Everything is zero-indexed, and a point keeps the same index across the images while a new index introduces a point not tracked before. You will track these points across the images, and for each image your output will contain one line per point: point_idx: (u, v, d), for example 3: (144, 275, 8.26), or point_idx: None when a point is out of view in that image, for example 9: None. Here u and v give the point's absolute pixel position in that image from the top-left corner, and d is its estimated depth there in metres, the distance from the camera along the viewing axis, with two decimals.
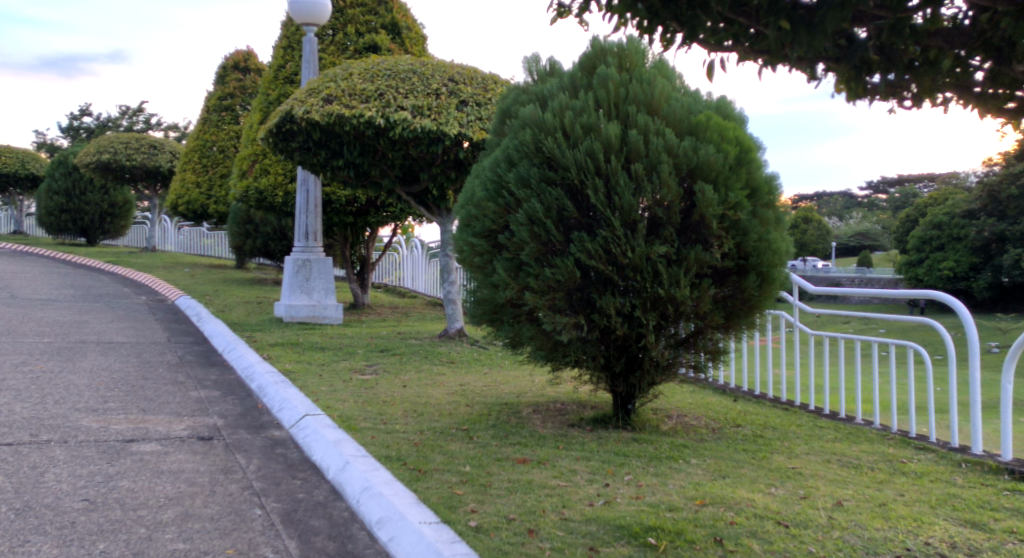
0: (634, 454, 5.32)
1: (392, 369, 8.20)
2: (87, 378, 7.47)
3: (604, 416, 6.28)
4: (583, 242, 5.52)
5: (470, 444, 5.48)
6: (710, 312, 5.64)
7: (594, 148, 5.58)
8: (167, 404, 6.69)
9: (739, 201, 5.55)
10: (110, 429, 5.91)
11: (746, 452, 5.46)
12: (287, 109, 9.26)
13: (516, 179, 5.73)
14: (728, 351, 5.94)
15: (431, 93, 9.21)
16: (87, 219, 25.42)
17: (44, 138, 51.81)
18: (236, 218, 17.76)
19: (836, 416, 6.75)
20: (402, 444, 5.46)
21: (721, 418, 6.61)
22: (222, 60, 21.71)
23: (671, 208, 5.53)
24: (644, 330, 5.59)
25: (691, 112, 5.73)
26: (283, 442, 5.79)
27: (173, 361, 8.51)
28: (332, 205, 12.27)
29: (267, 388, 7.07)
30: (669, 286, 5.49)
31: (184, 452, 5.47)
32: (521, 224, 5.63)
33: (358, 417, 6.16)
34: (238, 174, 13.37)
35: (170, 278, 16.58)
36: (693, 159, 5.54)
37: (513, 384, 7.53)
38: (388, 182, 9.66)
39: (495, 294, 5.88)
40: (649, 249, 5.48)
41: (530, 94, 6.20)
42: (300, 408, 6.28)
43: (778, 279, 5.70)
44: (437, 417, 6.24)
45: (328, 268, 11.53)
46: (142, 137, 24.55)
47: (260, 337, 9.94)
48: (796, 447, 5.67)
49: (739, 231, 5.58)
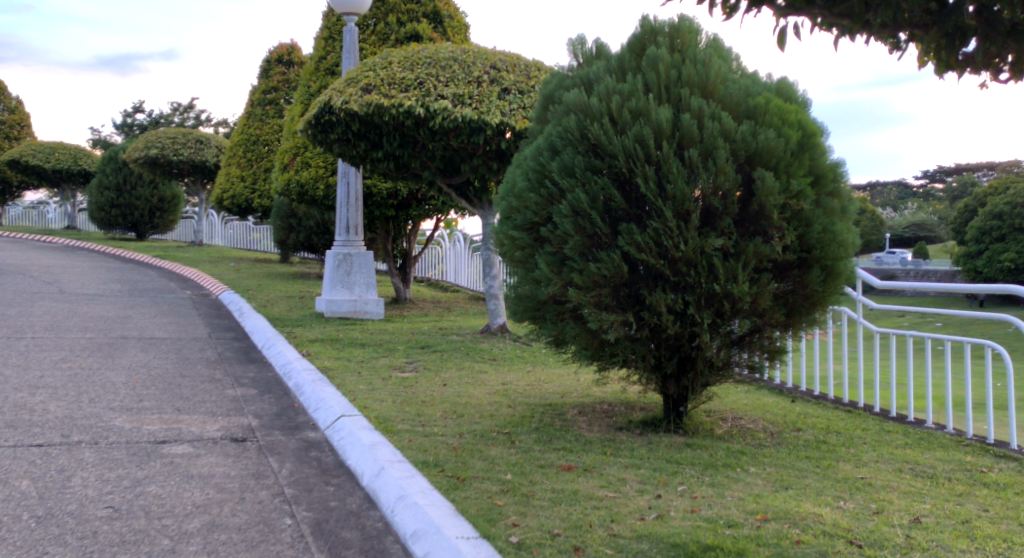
0: (687, 461, 4.99)
1: (434, 366, 7.93)
2: (125, 375, 7.30)
3: (654, 419, 5.94)
4: (632, 234, 5.19)
5: (511, 449, 5.18)
6: (770, 310, 5.28)
7: (644, 134, 5.25)
8: (202, 403, 6.48)
9: (802, 189, 5.18)
10: (142, 429, 5.69)
11: (809, 460, 5.14)
12: (325, 100, 9.06)
13: (560, 168, 5.41)
14: (788, 350, 5.58)
15: (472, 81, 8.91)
16: (137, 214, 25.62)
17: (97, 135, 52.67)
18: (280, 212, 17.69)
19: (904, 420, 6.35)
20: (439, 448, 5.18)
21: (780, 421, 6.28)
22: (266, 54, 21.68)
23: (728, 197, 5.17)
24: (698, 328, 5.24)
25: (749, 95, 5.36)
26: (318, 444, 5.55)
27: (212, 358, 8.33)
28: (374, 198, 12.07)
29: (303, 387, 6.84)
30: (726, 282, 5.14)
31: (216, 454, 5.24)
32: (564, 215, 5.31)
33: (396, 418, 5.89)
34: (280, 168, 13.23)
35: (215, 273, 16.52)
36: (752, 145, 5.18)
37: (557, 383, 7.21)
38: (429, 174, 9.37)
39: (537, 290, 5.57)
40: (703, 242, 5.13)
41: (574, 79, 5.87)
42: (336, 408, 6.02)
43: (844, 273, 5.32)
44: (478, 419, 5.95)
45: (369, 262, 11.30)
46: (190, 132, 24.63)
47: (300, 333, 9.73)
48: (864, 454, 5.37)
49: (802, 222, 5.21)
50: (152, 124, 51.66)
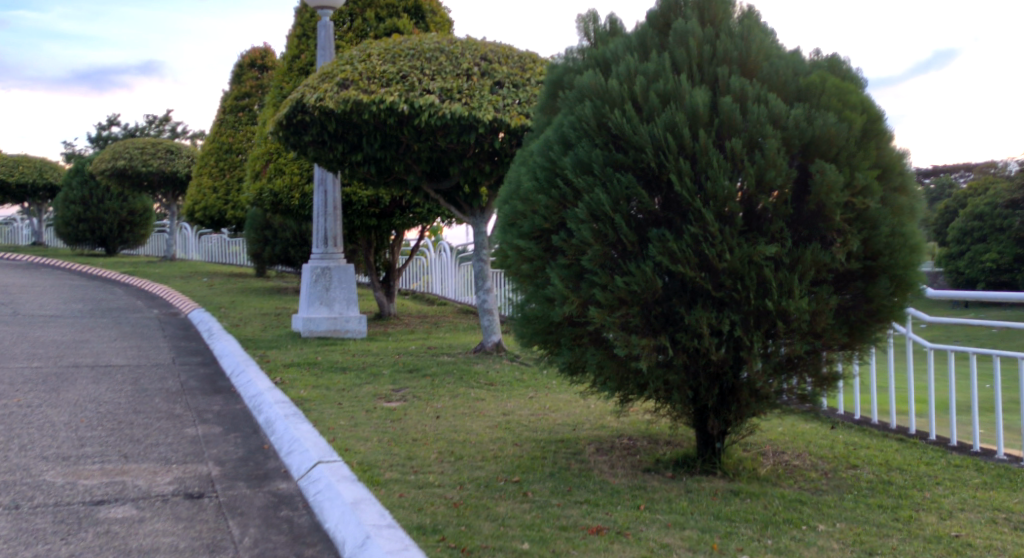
0: (740, 517, 4.11)
1: (424, 394, 7.00)
2: (69, 413, 6.32)
3: (686, 458, 5.07)
4: (664, 242, 4.35)
5: (524, 505, 4.28)
6: (830, 329, 4.42)
7: (677, 120, 4.39)
8: (155, 447, 5.52)
9: (869, 184, 4.33)
10: (78, 485, 4.72)
11: (884, 512, 4.30)
12: (297, 97, 8.13)
13: (574, 163, 4.54)
14: (846, 376, 4.71)
15: (461, 74, 8.03)
16: (106, 228, 24.55)
17: (69, 148, 51.41)
18: (255, 224, 16.76)
19: (973, 453, 5.51)
20: (437, 506, 4.26)
21: (829, 455, 5.44)
22: (238, 58, 20.68)
23: (779, 195, 4.33)
24: (745, 353, 4.39)
25: (798, 73, 4.53)
26: (289, 500, 4.62)
27: (173, 388, 7.35)
28: (354, 206, 11.15)
29: (275, 424, 5.90)
30: (780, 297, 4.29)
31: (165, 518, 4.30)
32: (581, 220, 4.44)
33: (383, 464, 4.97)
34: (252, 176, 12.27)
35: (186, 290, 15.51)
36: (808, 132, 4.33)
37: (565, 413, 6.31)
38: (414, 178, 8.44)
39: (550, 310, 4.66)
40: (752, 249, 4.27)
41: (587, 60, 4.98)
42: (312, 452, 5.10)
43: (916, 284, 4.46)
44: (480, 462, 5.04)
45: (350, 276, 10.40)
46: (160, 141, 23.52)
47: (274, 356, 8.77)
48: (944, 500, 4.53)
49: (866, 224, 4.36)
50: (126, 136, 50.49)
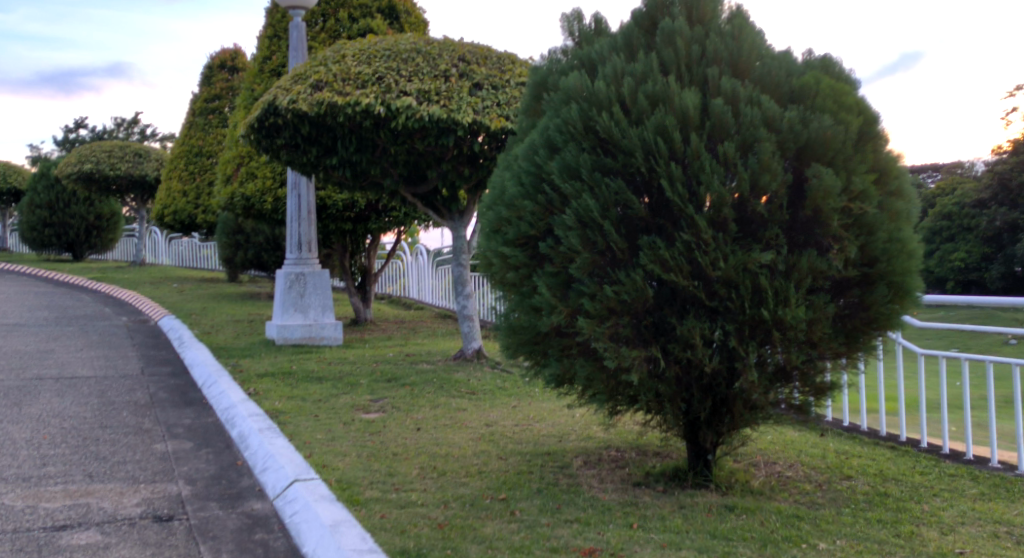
0: (737, 536, 3.96)
1: (403, 405, 6.80)
2: (31, 430, 6.05)
3: (677, 471, 4.91)
4: (655, 249, 4.19)
5: (512, 524, 4.10)
6: (826, 338, 4.27)
7: (667, 123, 4.22)
8: (122, 465, 5.28)
9: (866, 188, 4.20)
10: (39, 508, 4.47)
11: (884, 527, 4.17)
12: (269, 99, 7.89)
13: (560, 168, 4.37)
14: (842, 385, 4.57)
15: (438, 75, 7.84)
16: (73, 233, 24.09)
17: (36, 152, 50.61)
18: (226, 228, 16.44)
19: (967, 462, 5.40)
20: (421, 527, 4.07)
21: (822, 465, 5.30)
22: (207, 60, 20.34)
23: (774, 201, 4.18)
24: (740, 364, 4.23)
25: (791, 74, 4.38)
26: (264, 521, 4.40)
27: (142, 401, 7.09)
28: (328, 210, 10.92)
29: (249, 439, 5.67)
30: (776, 306, 4.13)
31: (132, 544, 4.07)
32: (569, 227, 4.27)
33: (363, 481, 4.77)
34: (223, 180, 11.98)
35: (155, 296, 15.16)
36: (803, 135, 4.19)
37: (550, 423, 6.14)
38: (391, 182, 8.23)
39: (537, 320, 4.48)
40: (746, 257, 4.12)
41: (571, 61, 4.81)
42: (288, 469, 4.88)
43: (913, 291, 4.33)
44: (465, 477, 4.85)
45: (325, 282, 10.16)
46: (128, 144, 23.09)
47: (247, 365, 8.52)
48: (944, 513, 4.40)
49: (863, 229, 4.22)
50: (93, 139, 49.78)
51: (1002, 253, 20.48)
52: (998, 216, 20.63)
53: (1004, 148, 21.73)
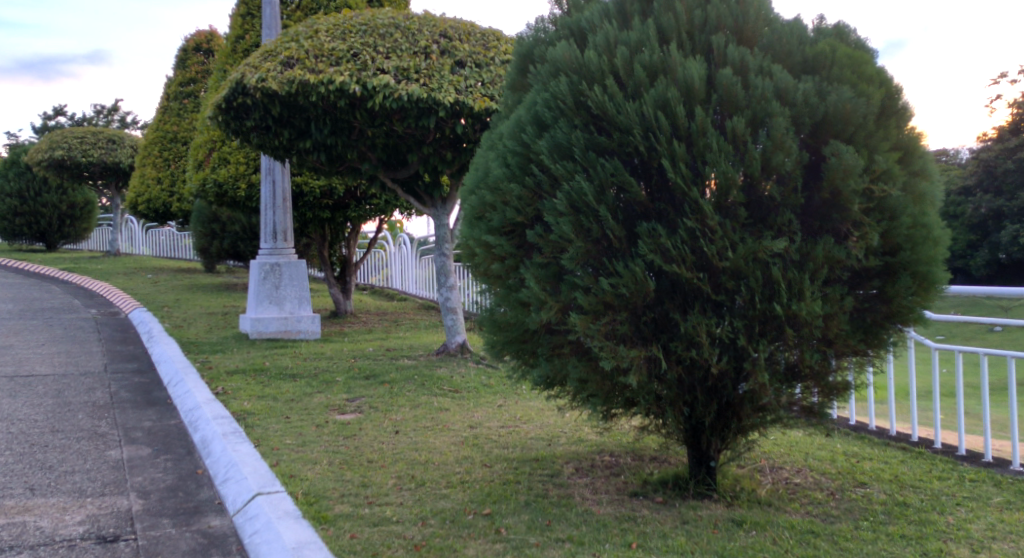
0: None
1: (382, 404, 6.35)
2: None
3: (677, 479, 4.49)
4: (656, 237, 3.76)
5: (497, 545, 3.68)
6: (843, 335, 3.86)
7: (669, 96, 3.79)
8: (70, 476, 4.81)
9: (889, 168, 3.79)
10: None
11: (909, 544, 3.75)
12: (237, 78, 7.40)
13: (550, 147, 3.93)
14: (858, 386, 4.16)
15: (418, 52, 7.37)
16: (45, 222, 23.50)
17: (14, 139, 49.78)
18: (201, 216, 15.92)
19: (988, 466, 4.97)
20: (395, 549, 3.63)
21: (833, 471, 4.89)
22: (182, 42, 19.74)
23: (788, 182, 3.76)
24: (749, 364, 3.81)
25: (803, 42, 3.96)
26: (222, 542, 3.97)
27: (101, 402, 6.61)
28: (305, 198, 10.44)
29: (212, 445, 5.21)
30: (790, 300, 3.71)
31: None
32: (560, 213, 3.84)
33: (333, 492, 4.34)
34: (194, 166, 11.46)
35: (128, 287, 14.62)
36: (819, 109, 3.78)
37: (537, 425, 5.71)
38: (369, 167, 7.77)
39: (524, 316, 4.05)
40: (757, 245, 3.70)
41: (560, 30, 4.35)
42: (250, 480, 4.43)
43: (940, 282, 3.91)
44: (446, 488, 4.42)
45: (301, 273, 9.70)
46: (102, 131, 22.43)
47: (217, 361, 8.05)
48: (972, 527, 4.00)
49: (886, 214, 3.81)
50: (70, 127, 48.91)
51: (987, 241, 20.03)
52: (983, 203, 20.21)
53: (991, 134, 21.36)
